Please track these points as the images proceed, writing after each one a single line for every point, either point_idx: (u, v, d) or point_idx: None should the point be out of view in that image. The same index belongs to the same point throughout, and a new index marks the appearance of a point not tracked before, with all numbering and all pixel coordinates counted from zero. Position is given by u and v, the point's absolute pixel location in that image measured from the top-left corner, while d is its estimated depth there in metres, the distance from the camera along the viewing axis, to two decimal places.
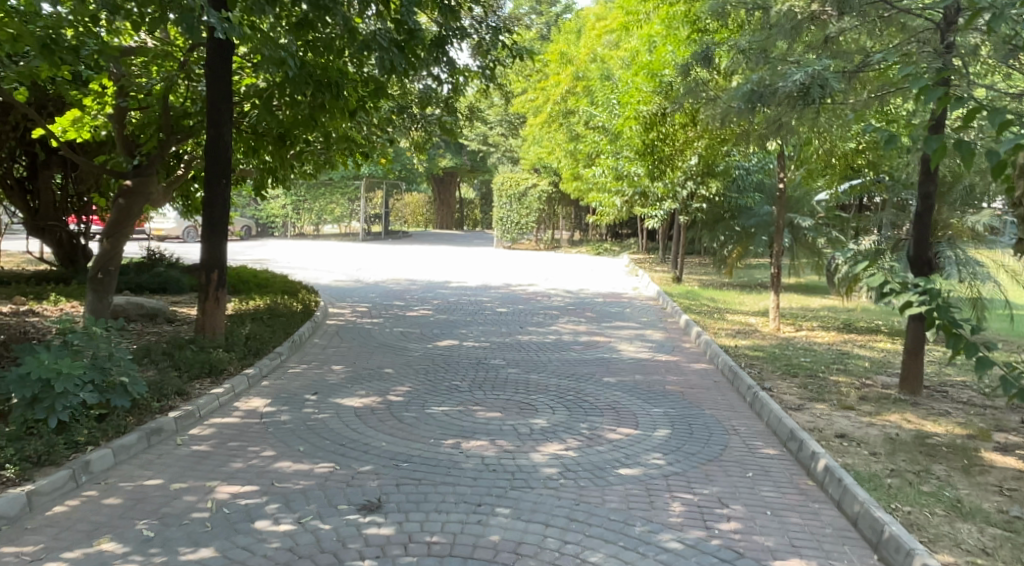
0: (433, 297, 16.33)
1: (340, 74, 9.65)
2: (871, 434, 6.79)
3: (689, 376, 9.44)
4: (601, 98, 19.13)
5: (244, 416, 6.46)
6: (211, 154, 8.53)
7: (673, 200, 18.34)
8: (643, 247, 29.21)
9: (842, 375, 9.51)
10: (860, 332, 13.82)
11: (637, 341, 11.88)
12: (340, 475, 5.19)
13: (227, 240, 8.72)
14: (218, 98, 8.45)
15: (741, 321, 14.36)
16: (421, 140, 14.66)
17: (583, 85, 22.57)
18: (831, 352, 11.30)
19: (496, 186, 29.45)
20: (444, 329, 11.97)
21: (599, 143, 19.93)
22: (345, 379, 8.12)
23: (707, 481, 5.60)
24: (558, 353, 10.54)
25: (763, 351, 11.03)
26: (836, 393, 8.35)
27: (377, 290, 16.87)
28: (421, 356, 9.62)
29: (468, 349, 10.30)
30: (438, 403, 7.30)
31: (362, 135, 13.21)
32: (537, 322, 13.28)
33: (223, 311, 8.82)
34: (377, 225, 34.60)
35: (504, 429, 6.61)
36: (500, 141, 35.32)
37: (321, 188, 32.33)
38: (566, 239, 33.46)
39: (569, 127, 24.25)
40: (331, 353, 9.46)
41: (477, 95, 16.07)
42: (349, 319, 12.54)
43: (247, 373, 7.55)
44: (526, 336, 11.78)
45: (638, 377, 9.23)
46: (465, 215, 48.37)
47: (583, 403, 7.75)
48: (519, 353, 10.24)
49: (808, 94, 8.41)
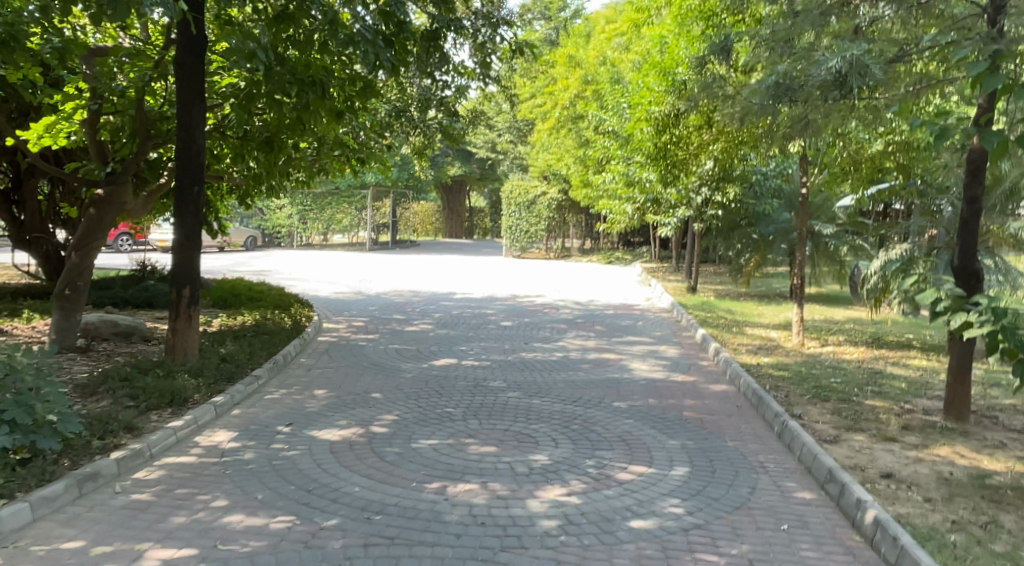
0: (436, 309, 15.56)
1: (326, 71, 8.87)
2: (920, 474, 5.95)
3: (708, 399, 8.61)
4: (611, 102, 18.33)
5: (202, 454, 5.67)
6: (181, 160, 7.71)
7: (687, 207, 17.52)
8: (656, 255, 28.41)
9: (877, 399, 8.65)
10: (891, 348, 12.95)
11: (651, 359, 11.02)
12: (298, 534, 4.42)
13: (201, 252, 7.90)
14: (190, 97, 7.64)
15: (762, 336, 13.50)
16: (422, 145, 13.86)
17: (593, 89, 21.77)
18: (863, 372, 10.42)
19: (505, 194, 28.72)
20: (445, 345, 11.20)
21: (610, 149, 19.13)
22: (326, 406, 7.32)
23: (733, 538, 4.78)
24: (566, 373, 9.73)
25: (788, 370, 10.15)
26: (874, 422, 7.49)
27: (378, 303, 16.10)
28: (416, 378, 8.84)
29: (468, 370, 9.51)
30: (429, 436, 6.49)
31: (358, 141, 12.43)
32: (545, 337, 12.47)
33: (196, 330, 7.99)
34: (385, 234, 33.89)
35: (499, 467, 5.80)
36: (509, 149, 34.56)
37: (327, 197, 31.65)
38: (577, 248, 32.62)
39: (578, 132, 23.50)
40: (317, 375, 8.67)
41: (483, 98, 15.29)
42: (343, 335, 11.78)
43: (215, 401, 6.74)
44: (531, 354, 10.97)
45: (652, 401, 8.39)
46: (474, 224, 47.65)
47: (591, 435, 6.92)
48: (523, 374, 9.44)
49: (846, 84, 7.54)
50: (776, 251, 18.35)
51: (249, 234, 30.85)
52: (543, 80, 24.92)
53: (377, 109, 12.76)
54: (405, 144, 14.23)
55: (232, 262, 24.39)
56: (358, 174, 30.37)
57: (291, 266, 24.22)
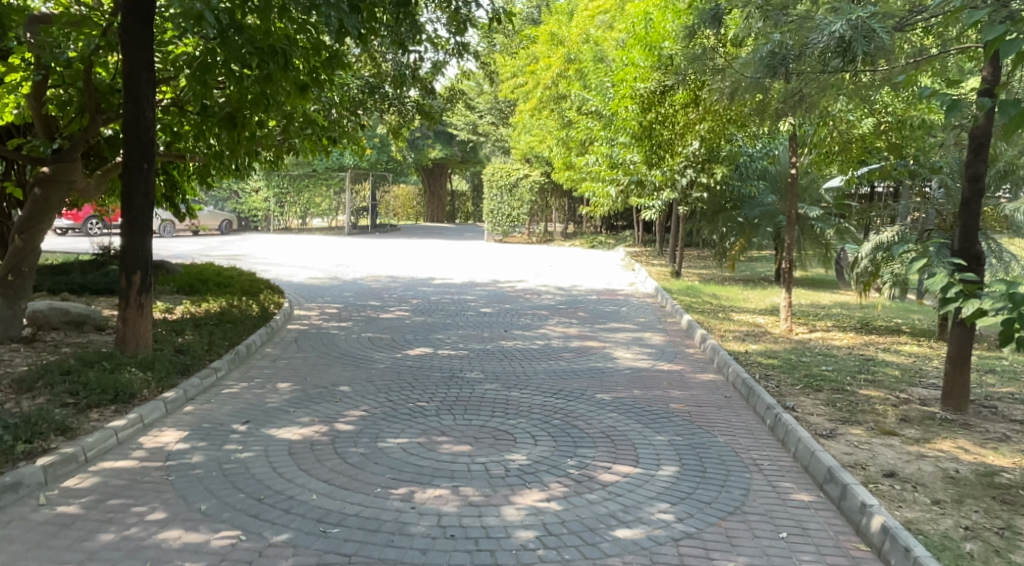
0: (413, 295, 15.03)
1: (288, 40, 8.31)
2: (924, 472, 5.53)
3: (696, 390, 8.17)
4: (595, 81, 17.83)
5: (145, 457, 5.18)
6: (128, 135, 7.19)
7: (672, 189, 17.06)
8: (639, 239, 27.99)
9: (872, 389, 8.23)
10: (881, 333, 12.58)
11: (635, 347, 10.56)
12: (242, 554, 3.96)
13: (152, 236, 7.42)
14: (138, 65, 7.10)
15: (749, 322, 13.07)
16: (399, 122, 13.30)
17: (575, 68, 21.25)
18: (854, 359, 10.02)
19: (486, 177, 28.14)
20: (420, 333, 10.69)
21: (592, 130, 18.65)
22: (289, 400, 6.81)
23: (728, 551, 4.34)
24: (546, 362, 9.26)
25: (779, 358, 9.72)
26: (871, 415, 7.06)
27: (353, 289, 15.55)
28: (387, 369, 8.33)
29: (443, 359, 9.01)
30: (397, 434, 6.00)
31: (330, 119, 11.85)
32: (525, 324, 11.98)
33: (148, 320, 7.49)
34: (364, 218, 33.23)
35: (473, 468, 5.33)
36: (490, 131, 33.90)
37: (304, 179, 30.92)
38: (559, 231, 32.10)
39: (561, 113, 22.96)
40: (282, 367, 8.15)
41: (461, 76, 14.74)
42: (312, 323, 11.24)
43: (165, 397, 6.23)
44: (510, 342, 10.48)
45: (637, 393, 7.93)
46: (456, 208, 46.94)
47: (572, 431, 6.45)
48: (500, 363, 8.96)
49: (849, 50, 6.89)
50: (761, 234, 17.94)
51: (224, 217, 30.09)
52: (524, 59, 24.36)
53: (348, 85, 12.17)
54: (381, 122, 13.66)
55: (205, 246, 23.72)
56: (337, 156, 29.71)
57: (265, 251, 23.58)
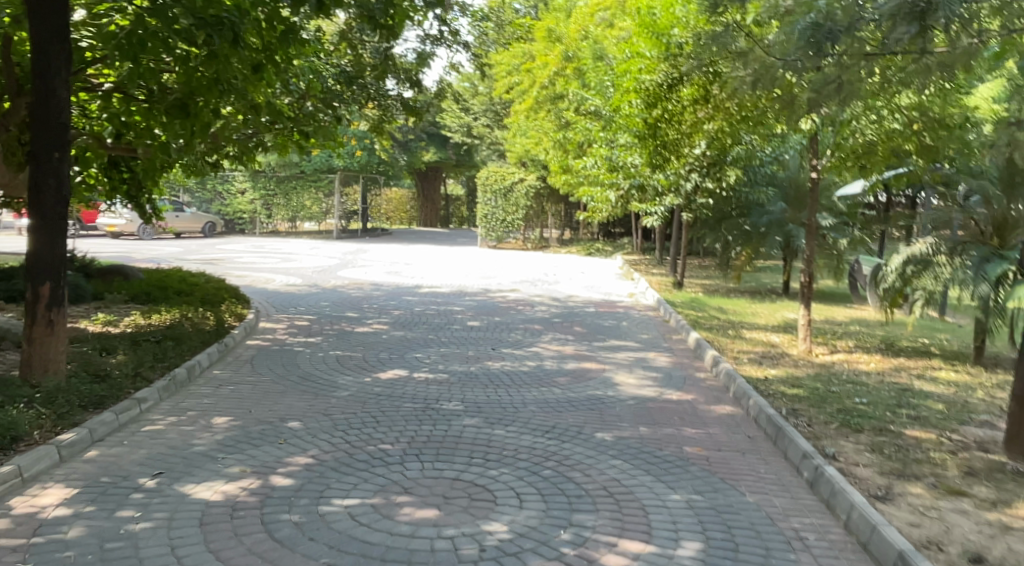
0: (396, 306, 13.78)
1: (237, 9, 7.14)
2: (1018, 554, 4.36)
3: (714, 428, 6.98)
4: (594, 79, 16.58)
5: (6, 532, 4.02)
6: (36, 117, 6.07)
7: (675, 194, 15.96)
8: (638, 247, 26.83)
9: (919, 430, 7.05)
10: (912, 357, 11.47)
11: (638, 371, 9.32)
12: None
13: (67, 238, 6.26)
14: (45, 33, 5.98)
15: (763, 340, 11.89)
16: (381, 115, 12.10)
17: (573, 67, 19.99)
18: (889, 391, 8.88)
19: (480, 180, 26.98)
20: (395, 352, 9.44)
21: (591, 131, 17.40)
22: (222, 441, 5.60)
23: None
24: (538, 389, 8.06)
25: (804, 389, 8.53)
26: (928, 468, 5.87)
27: (331, 298, 14.31)
28: (350, 398, 7.08)
29: (418, 385, 7.77)
30: (346, 492, 4.78)
31: (301, 111, 10.59)
32: (514, 341, 10.75)
33: (61, 340, 6.31)
34: (354, 222, 31.91)
35: (438, 548, 4.13)
36: (484, 134, 32.65)
37: (292, 181, 29.60)
38: (556, 237, 30.86)
39: (558, 113, 21.80)
40: (226, 395, 6.89)
41: (450, 70, 13.50)
42: (275, 337, 9.99)
43: (59, 441, 5.06)
44: (498, 363, 9.28)
45: (644, 431, 6.71)
46: (450, 213, 45.55)
47: (566, 487, 5.24)
48: (484, 391, 7.72)
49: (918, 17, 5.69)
50: (771, 244, 16.64)
51: (209, 220, 28.53)
52: (519, 56, 23.14)
53: (321, 73, 10.92)
54: (361, 117, 12.47)
55: (183, 249, 22.42)
56: (325, 156, 28.43)
57: (247, 254, 22.31)
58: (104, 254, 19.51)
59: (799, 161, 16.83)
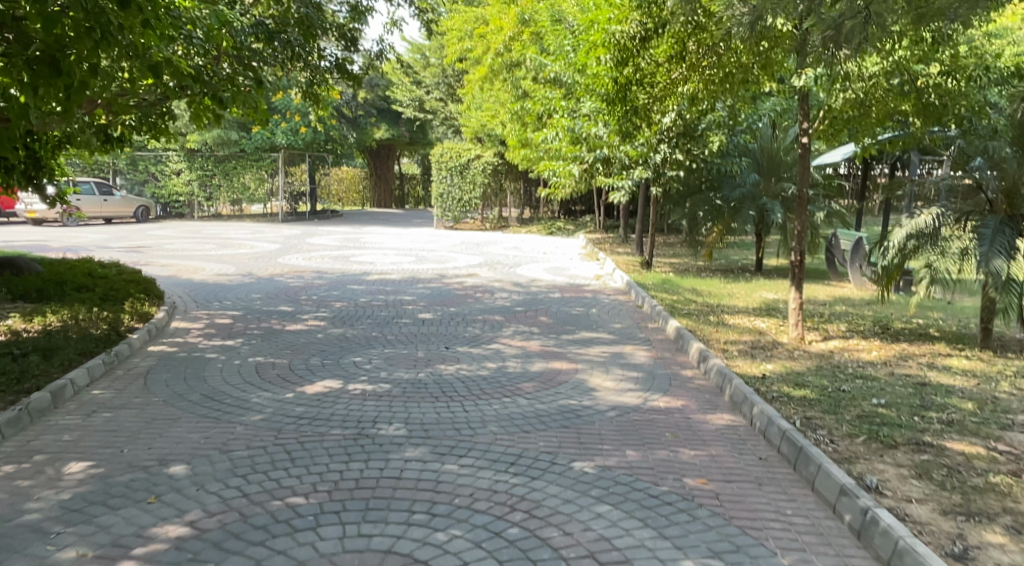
0: (338, 296, 12.25)
1: None
2: None
3: (718, 448, 5.67)
4: (552, 42, 15.13)
5: None
6: None
7: (643, 166, 14.76)
8: (601, 225, 25.52)
9: (962, 443, 5.85)
10: (915, 341, 10.35)
11: (616, 371, 7.92)
12: None
13: None
14: None
15: (749, 327, 10.64)
16: (311, 79, 10.53)
17: (529, 31, 18.45)
18: (906, 386, 7.69)
19: (433, 157, 25.48)
20: (328, 354, 7.95)
21: (551, 100, 15.94)
22: (67, 503, 4.15)
23: None
24: (500, 398, 6.67)
25: (812, 389, 7.26)
26: (996, 502, 4.62)
27: (264, 289, 12.68)
28: (261, 424, 5.58)
29: (351, 402, 6.27)
30: None
31: (215, 74, 8.99)
32: (471, 336, 9.30)
33: None
34: (302, 204, 29.99)
35: None
36: (437, 109, 30.92)
37: (232, 161, 27.59)
38: (514, 217, 29.36)
39: (515, 82, 20.33)
40: (97, 426, 5.36)
41: (392, 30, 11.91)
42: (185, 340, 8.37)
43: None
44: (452, 364, 7.87)
45: (632, 456, 5.37)
46: (405, 193, 43.81)
47: (536, 556, 3.94)
48: (433, 406, 6.26)
49: None
50: (743, 218, 15.21)
51: (142, 203, 26.03)
52: (471, 22, 21.62)
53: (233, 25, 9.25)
54: (292, 83, 10.94)
55: (110, 236, 20.45)
56: (266, 132, 26.50)
57: (178, 240, 20.47)
58: (16, 243, 17.55)
59: (773, 132, 15.76)
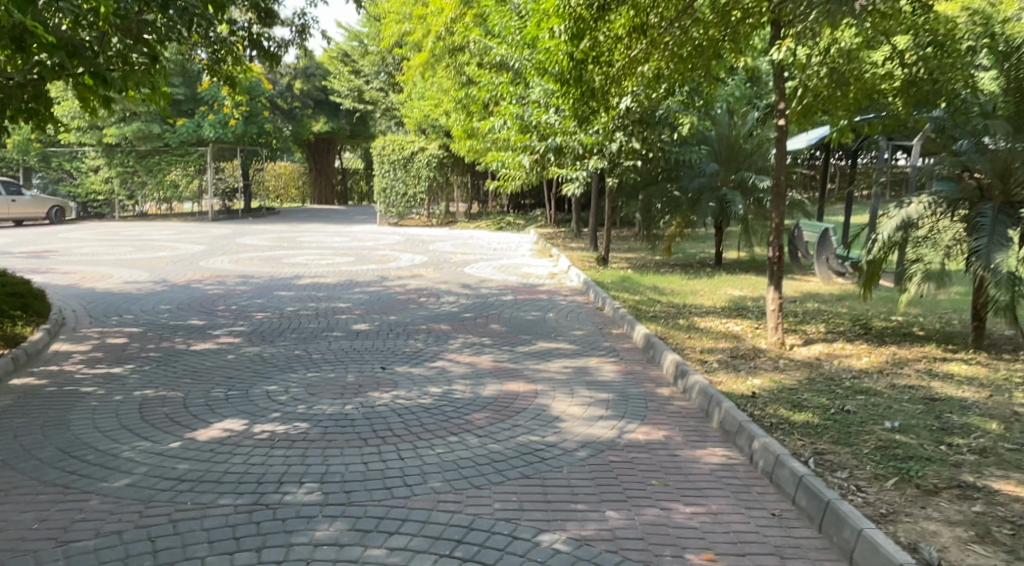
0: (262, 305, 10.80)
1: None
2: None
3: (720, 501, 4.49)
4: (496, 21, 13.75)
5: None
6: None
7: (598, 155, 13.57)
8: (552, 219, 24.36)
9: (1011, 482, 4.76)
10: (904, 343, 9.35)
11: (581, 393, 6.70)
12: None
13: None
14: None
15: (724, 330, 9.52)
16: (218, 56, 9.11)
17: (473, 12, 17.09)
18: (916, 403, 6.63)
19: (375, 150, 24.11)
20: (236, 383, 6.59)
21: (498, 85, 14.64)
22: None
23: None
24: (443, 438, 5.39)
25: (813, 411, 6.15)
26: None
27: (176, 299, 11.15)
28: (124, 492, 4.25)
29: (254, 451, 4.92)
30: None
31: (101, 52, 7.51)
32: (411, 352, 8.00)
33: None
34: (235, 201, 28.18)
35: None
36: (378, 100, 29.36)
37: (155, 156, 25.62)
38: (461, 212, 27.98)
39: (460, 68, 19.02)
40: None
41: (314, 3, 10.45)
42: (61, 368, 6.93)
43: None
44: (385, 389, 6.57)
45: (614, 520, 4.17)
46: (348, 189, 42.16)
47: None
48: (358, 454, 4.94)
49: None
50: (703, 210, 14.21)
51: (56, 203, 23.98)
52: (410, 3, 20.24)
53: None
54: (200, 60, 9.46)
55: (15, 240, 18.54)
56: (193, 124, 24.67)
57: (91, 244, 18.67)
58: None
59: (730, 118, 14.65)
